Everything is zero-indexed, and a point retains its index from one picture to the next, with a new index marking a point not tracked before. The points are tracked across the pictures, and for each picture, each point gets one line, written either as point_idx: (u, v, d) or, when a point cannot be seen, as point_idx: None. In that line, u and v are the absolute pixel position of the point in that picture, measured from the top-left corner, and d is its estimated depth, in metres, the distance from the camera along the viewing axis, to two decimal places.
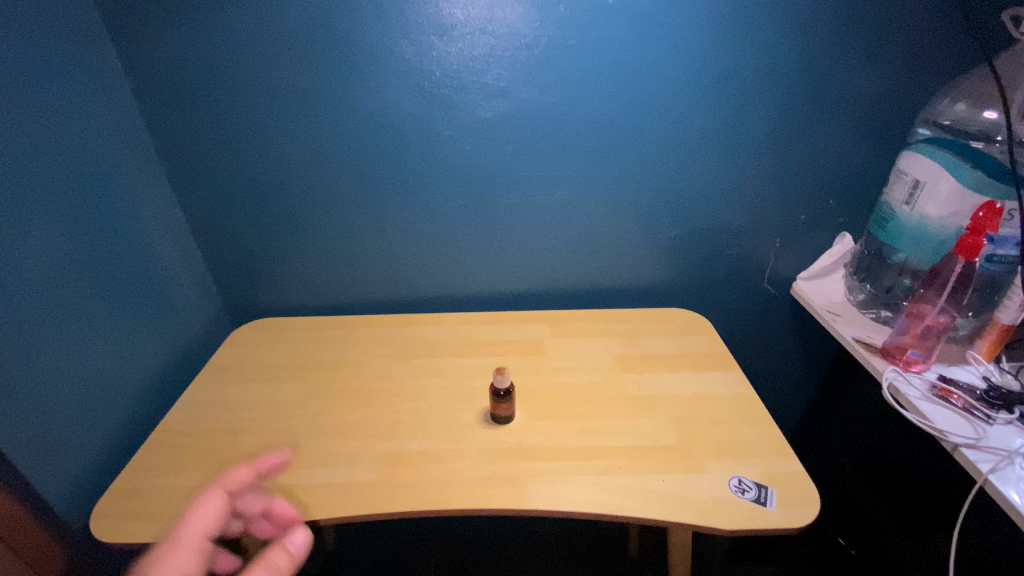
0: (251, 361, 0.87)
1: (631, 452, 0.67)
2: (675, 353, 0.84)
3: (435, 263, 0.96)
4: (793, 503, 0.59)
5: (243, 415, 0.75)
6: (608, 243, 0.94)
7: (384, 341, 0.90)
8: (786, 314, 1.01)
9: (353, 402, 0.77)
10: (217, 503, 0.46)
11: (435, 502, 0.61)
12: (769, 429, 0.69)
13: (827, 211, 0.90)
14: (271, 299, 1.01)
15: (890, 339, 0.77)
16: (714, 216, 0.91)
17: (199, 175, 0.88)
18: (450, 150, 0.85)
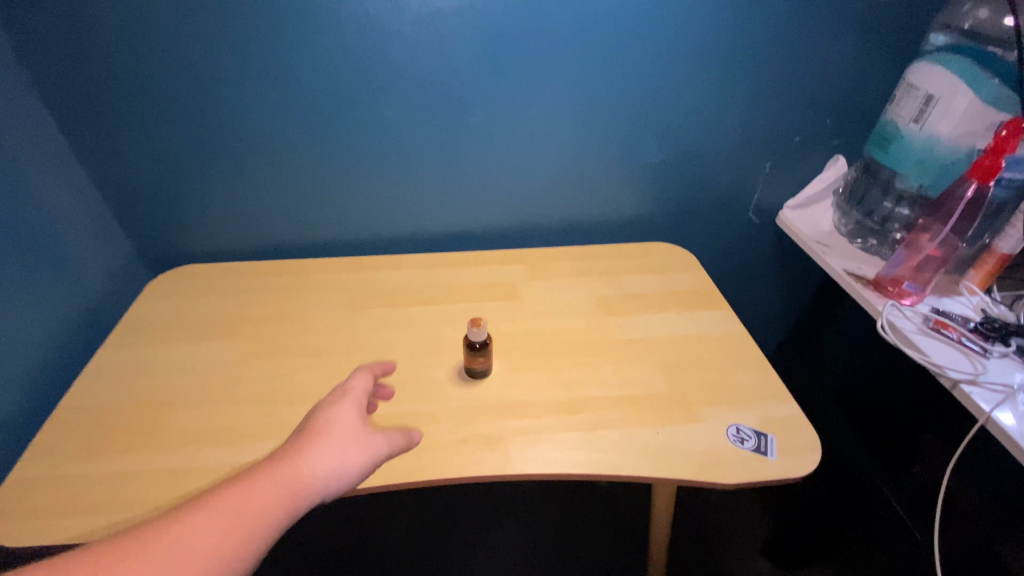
0: (174, 317, 0.73)
1: (621, 403, 0.61)
2: (661, 292, 0.77)
3: (390, 196, 0.83)
4: (794, 450, 0.55)
5: (169, 384, 0.64)
6: (587, 170, 0.84)
7: (335, 288, 0.79)
8: (768, 245, 0.96)
9: (302, 361, 0.66)
10: (369, 381, 0.53)
11: (407, 473, 0.54)
12: (764, 372, 0.64)
13: (822, 131, 0.82)
14: (194, 242, 0.85)
15: (883, 270, 0.72)
16: (703, 138, 0.82)
17: (77, 85, 0.68)
18: (402, 54, 0.69)
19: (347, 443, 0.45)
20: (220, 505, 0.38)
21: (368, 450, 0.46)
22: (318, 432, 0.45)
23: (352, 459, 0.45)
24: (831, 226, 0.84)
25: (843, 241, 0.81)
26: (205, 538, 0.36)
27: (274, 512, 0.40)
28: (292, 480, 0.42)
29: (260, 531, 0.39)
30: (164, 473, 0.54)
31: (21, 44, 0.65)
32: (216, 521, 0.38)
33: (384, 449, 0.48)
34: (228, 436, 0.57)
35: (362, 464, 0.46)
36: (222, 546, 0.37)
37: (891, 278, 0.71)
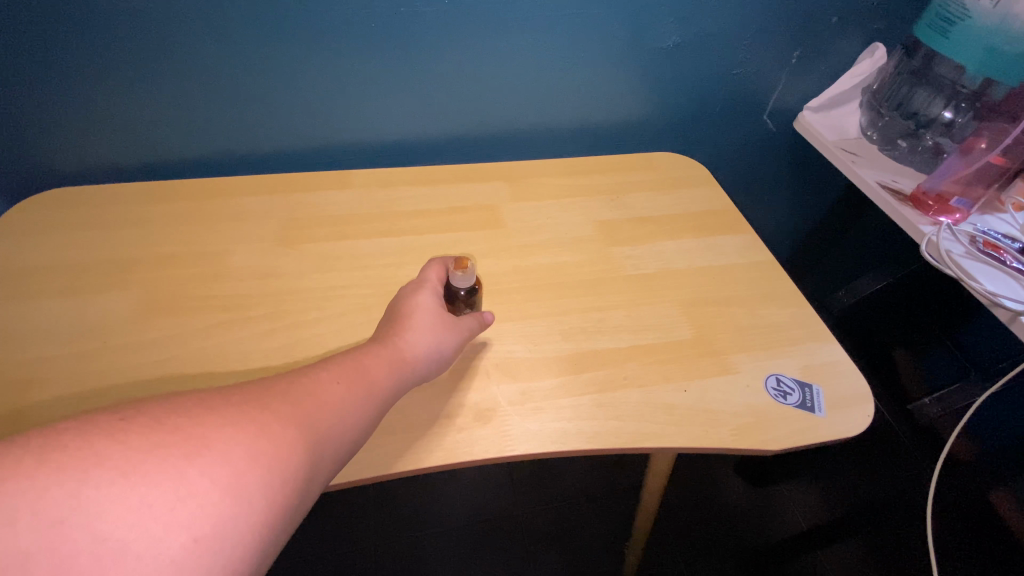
0: (33, 263, 0.54)
1: (639, 355, 0.50)
2: (671, 214, 0.64)
3: (327, 93, 0.63)
4: (844, 403, 0.47)
5: (33, 354, 0.46)
6: (580, 59, 0.66)
7: (260, 217, 0.60)
8: (776, 155, 0.84)
9: (223, 317, 0.50)
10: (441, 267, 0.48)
11: (376, 464, 0.41)
12: (799, 306, 0.54)
13: (865, 11, 0.67)
14: (56, 160, 0.63)
15: (925, 183, 0.62)
16: (724, 17, 0.65)
17: None
18: None
19: (441, 325, 0.42)
20: (339, 370, 0.34)
21: (460, 330, 0.44)
22: (410, 316, 0.42)
23: (447, 341, 0.42)
24: (858, 133, 0.73)
25: (873, 150, 0.71)
26: (343, 395, 0.33)
27: (389, 388, 0.36)
28: (402, 358, 0.39)
29: (382, 404, 0.35)
30: None
31: None
32: (347, 384, 0.33)
33: (473, 329, 0.45)
34: None
35: (455, 347, 0.43)
36: (354, 408, 0.33)
37: (935, 192, 0.61)
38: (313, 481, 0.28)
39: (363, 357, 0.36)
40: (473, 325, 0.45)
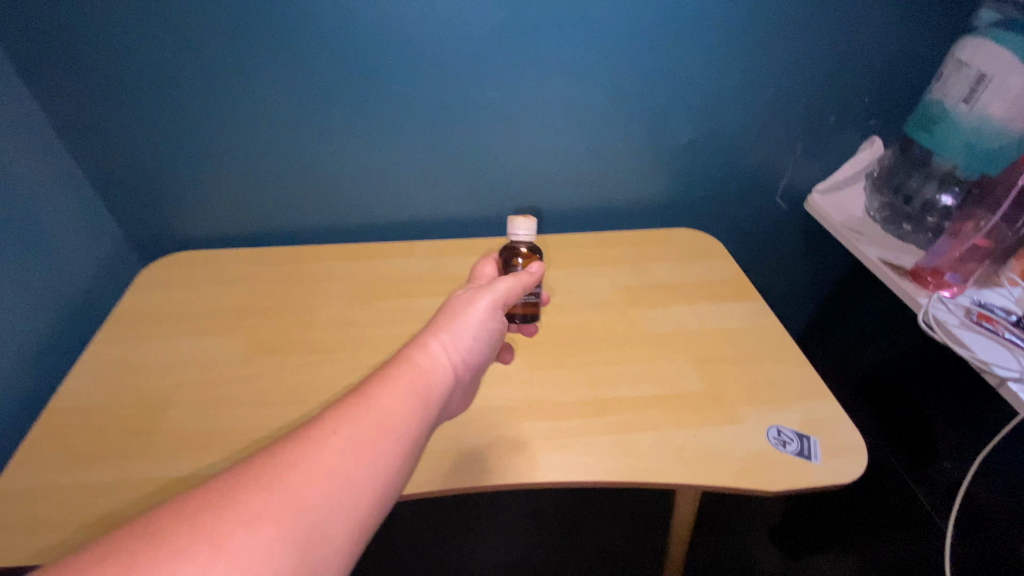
0: (167, 310, 0.68)
1: (655, 404, 0.57)
2: (688, 282, 0.73)
3: (401, 178, 0.78)
4: (839, 453, 0.52)
5: (169, 380, 0.59)
6: (608, 151, 0.79)
7: (341, 277, 0.74)
8: (792, 231, 0.92)
9: (311, 357, 0.62)
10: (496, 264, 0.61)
11: (428, 483, 0.50)
12: (800, 366, 0.61)
13: (858, 111, 0.78)
14: (187, 229, 0.80)
15: (922, 259, 0.69)
16: (731, 117, 0.77)
17: (52, 59, 0.62)
18: (415, 20, 0.63)
19: (466, 296, 0.48)
20: (344, 420, 0.34)
21: (488, 293, 0.49)
22: (442, 303, 0.49)
23: (476, 307, 0.47)
24: (862, 211, 0.81)
25: (876, 227, 0.78)
26: (345, 451, 0.32)
27: (412, 405, 0.37)
28: (426, 356, 0.42)
29: (399, 441, 0.35)
30: (165, 482, 0.49)
31: None
32: (350, 436, 0.33)
33: (505, 283, 0.50)
34: (235, 440, 0.53)
35: (485, 310, 0.48)
36: (369, 454, 0.33)
37: (932, 268, 0.67)
38: (326, 549, 0.29)
39: (371, 393, 0.36)
40: (506, 288, 0.50)
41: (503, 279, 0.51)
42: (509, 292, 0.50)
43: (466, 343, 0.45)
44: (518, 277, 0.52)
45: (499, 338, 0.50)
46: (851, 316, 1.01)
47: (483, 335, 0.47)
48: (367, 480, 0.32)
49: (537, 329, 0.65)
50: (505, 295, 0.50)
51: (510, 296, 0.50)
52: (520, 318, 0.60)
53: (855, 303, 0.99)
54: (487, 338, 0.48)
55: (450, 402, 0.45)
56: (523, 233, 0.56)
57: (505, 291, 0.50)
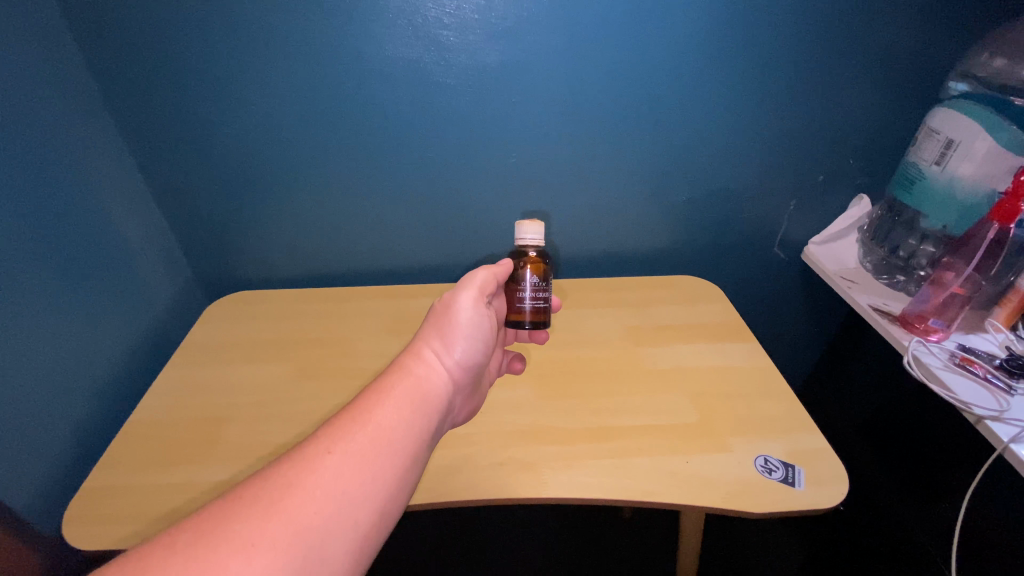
0: (228, 340, 0.79)
1: (652, 432, 0.63)
2: (687, 323, 0.80)
3: (432, 227, 0.89)
4: (821, 482, 0.57)
5: (228, 399, 0.69)
6: (615, 204, 0.88)
7: (376, 314, 0.84)
8: (790, 276, 0.99)
9: (348, 382, 0.71)
10: None
11: (445, 493, 0.56)
12: (788, 401, 0.67)
13: (845, 170, 0.86)
14: (248, 270, 0.92)
15: (909, 306, 0.74)
16: (727, 176, 0.86)
17: (155, 133, 0.76)
18: (447, 100, 0.75)
19: (449, 300, 0.58)
20: (341, 439, 0.43)
21: (465, 289, 0.58)
22: (432, 313, 0.59)
23: (457, 307, 0.58)
24: (856, 262, 0.87)
25: (868, 277, 0.84)
26: (343, 464, 0.41)
27: (406, 409, 0.48)
28: (419, 363, 0.53)
29: (392, 445, 0.44)
30: (225, 484, 0.58)
31: (112, 92, 0.73)
32: (346, 453, 0.42)
33: (483, 283, 0.59)
34: (284, 451, 0.62)
35: (467, 305, 0.58)
36: (365, 463, 0.42)
37: (917, 314, 0.72)
38: (333, 554, 0.38)
39: (365, 410, 0.46)
40: (481, 279, 0.59)
41: (478, 272, 0.60)
42: (485, 282, 0.59)
43: (457, 340, 0.56)
44: (490, 267, 0.60)
45: (491, 327, 0.60)
46: (853, 362, 1.05)
47: (470, 329, 0.57)
48: (365, 490, 0.41)
49: (547, 338, 0.73)
50: (482, 285, 0.59)
51: (486, 285, 0.59)
52: (530, 325, 0.61)
53: (856, 350, 1.04)
54: (477, 331, 0.58)
55: (456, 390, 0.55)
56: (531, 236, 0.63)
57: (481, 283, 0.59)
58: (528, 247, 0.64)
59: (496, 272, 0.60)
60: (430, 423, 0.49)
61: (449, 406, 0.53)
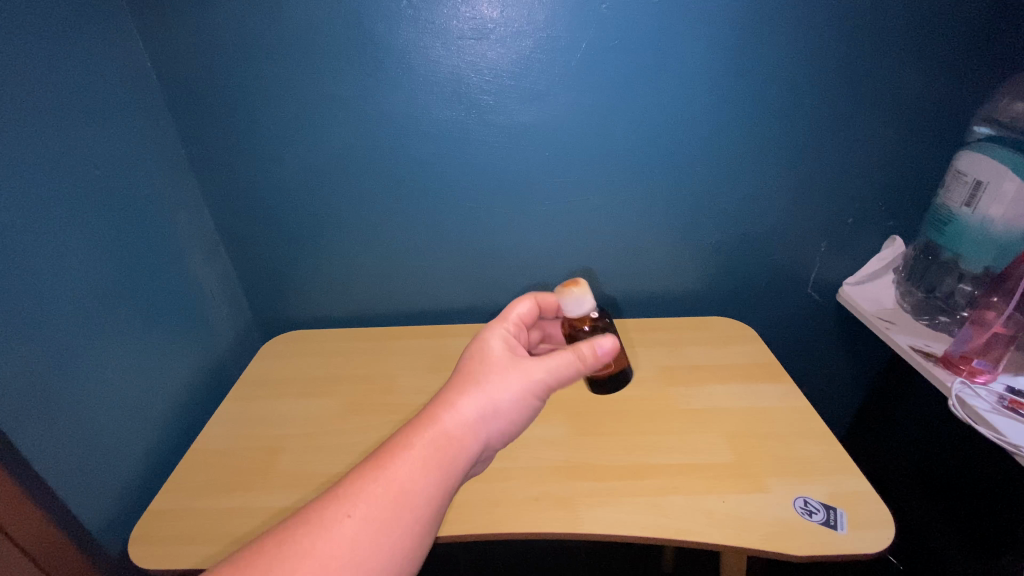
0: (282, 375, 0.85)
1: (688, 469, 0.63)
2: (721, 364, 0.81)
3: (471, 271, 0.94)
4: (865, 527, 0.56)
5: (280, 431, 0.73)
6: (647, 249, 0.91)
7: (418, 353, 0.88)
8: (826, 319, 0.99)
9: (391, 417, 0.74)
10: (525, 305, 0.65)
11: (482, 524, 0.58)
12: (828, 444, 0.66)
13: (874, 213, 0.87)
14: (303, 313, 1.00)
15: (951, 347, 0.73)
16: (757, 220, 0.88)
17: (231, 192, 0.87)
18: (486, 156, 0.82)
19: (515, 363, 0.55)
20: (360, 491, 0.44)
21: (542, 367, 0.55)
22: (484, 361, 0.56)
23: (523, 378, 0.54)
24: (894, 303, 0.88)
25: (908, 318, 0.84)
26: (366, 521, 0.43)
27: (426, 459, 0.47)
28: (457, 417, 0.50)
29: (415, 499, 0.45)
30: (276, 512, 0.61)
31: (196, 156, 0.83)
32: (366, 512, 0.43)
33: (559, 368, 0.55)
34: (332, 481, 0.65)
35: (528, 382, 0.54)
36: (387, 520, 0.43)
37: (960, 355, 0.71)
38: None
39: (391, 457, 0.47)
40: (559, 362, 0.55)
41: (559, 354, 0.56)
42: (564, 371, 0.55)
43: (504, 406, 0.53)
44: (581, 363, 0.56)
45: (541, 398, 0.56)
46: (899, 410, 1.03)
47: (519, 400, 0.53)
48: (383, 552, 0.42)
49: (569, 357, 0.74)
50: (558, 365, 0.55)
51: (565, 374, 0.55)
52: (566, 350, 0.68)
53: (905, 393, 1.01)
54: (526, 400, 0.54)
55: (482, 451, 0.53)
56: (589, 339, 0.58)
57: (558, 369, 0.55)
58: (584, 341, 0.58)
59: (580, 361, 0.56)
60: (449, 477, 0.48)
61: (472, 466, 0.51)
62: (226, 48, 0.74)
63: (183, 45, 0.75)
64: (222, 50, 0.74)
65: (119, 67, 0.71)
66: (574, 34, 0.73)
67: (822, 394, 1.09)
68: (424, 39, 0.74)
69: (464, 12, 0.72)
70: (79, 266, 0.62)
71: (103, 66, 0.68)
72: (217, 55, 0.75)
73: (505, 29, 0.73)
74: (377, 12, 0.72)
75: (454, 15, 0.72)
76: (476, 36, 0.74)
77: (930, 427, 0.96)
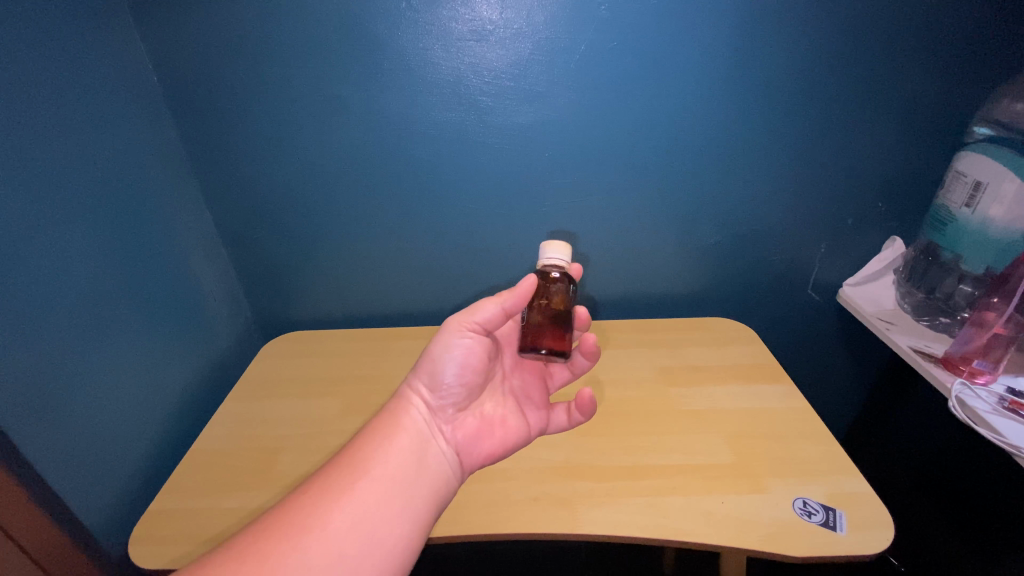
0: (281, 376, 0.85)
1: (688, 470, 0.63)
2: (722, 365, 0.81)
3: (472, 272, 0.94)
4: (865, 528, 0.56)
5: (280, 432, 0.73)
6: (646, 249, 0.91)
7: (418, 353, 0.88)
8: (826, 320, 0.99)
9: None
10: None
11: (481, 524, 0.58)
12: (828, 445, 0.66)
13: (874, 214, 0.87)
14: (304, 313, 1.00)
15: (952, 348, 0.72)
16: (756, 221, 0.88)
17: (232, 193, 0.87)
18: (486, 158, 0.82)
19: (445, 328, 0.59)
20: (340, 489, 0.46)
21: (460, 316, 0.57)
22: None
23: (446, 338, 0.57)
24: (894, 303, 0.88)
25: (908, 319, 0.84)
26: (345, 517, 0.45)
27: (395, 454, 0.51)
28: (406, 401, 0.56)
29: (388, 490, 0.48)
30: None
31: (197, 157, 0.84)
32: (347, 508, 0.45)
33: (483, 309, 0.56)
34: None
35: (453, 337, 0.56)
36: (367, 516, 0.45)
37: (960, 356, 0.70)
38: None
39: None
40: (482, 307, 0.57)
41: (486, 303, 0.57)
42: (485, 314, 0.56)
43: (438, 371, 0.56)
44: (497, 299, 0.57)
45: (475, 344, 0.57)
46: (899, 411, 1.03)
47: (453, 360, 0.56)
48: (360, 547, 0.44)
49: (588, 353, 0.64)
50: (476, 307, 0.57)
51: (480, 310, 0.56)
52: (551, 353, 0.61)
53: (906, 394, 1.01)
54: (457, 355, 0.56)
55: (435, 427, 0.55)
56: (555, 260, 0.59)
57: (479, 312, 0.56)
58: (552, 270, 0.60)
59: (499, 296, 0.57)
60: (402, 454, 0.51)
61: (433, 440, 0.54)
62: (226, 49, 0.75)
63: (183, 47, 0.75)
64: (221, 51, 0.75)
65: (120, 69, 0.71)
66: (573, 35, 0.73)
67: (823, 395, 1.08)
68: (423, 41, 0.74)
69: (463, 14, 0.72)
70: (80, 267, 0.63)
71: (104, 68, 0.69)
72: (216, 56, 0.75)
73: (505, 31, 0.73)
74: (377, 14, 0.72)
75: (454, 16, 0.72)
76: (475, 38, 0.74)
77: (932, 427, 0.96)
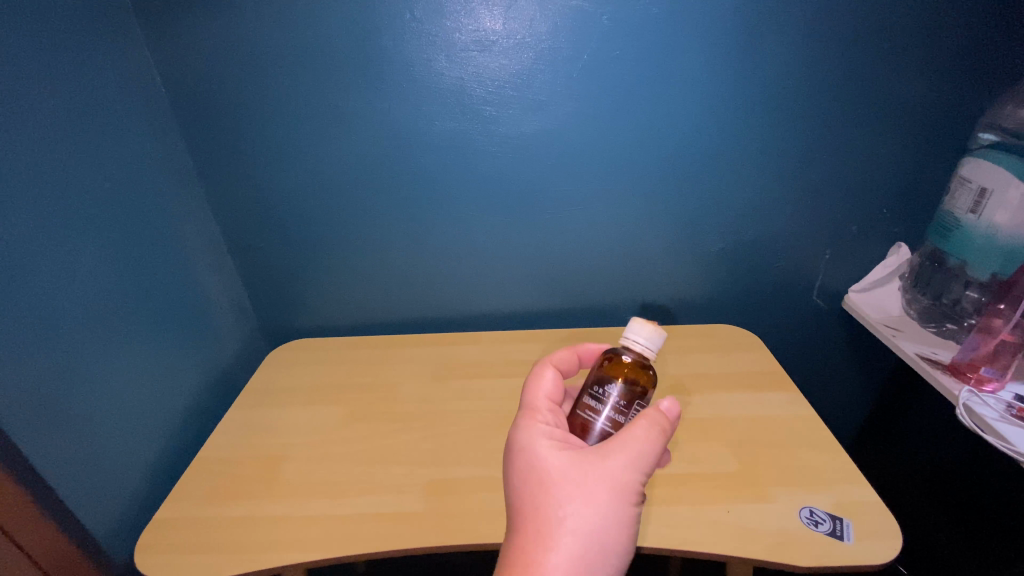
0: (287, 384, 0.85)
1: (694, 479, 0.63)
2: (727, 372, 0.81)
3: (475, 280, 0.94)
4: (872, 537, 0.55)
5: (285, 440, 0.74)
6: (650, 256, 0.91)
7: (422, 361, 0.89)
8: (832, 326, 0.98)
9: (392, 427, 0.75)
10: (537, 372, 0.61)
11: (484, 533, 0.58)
12: (835, 454, 0.65)
13: (879, 219, 0.87)
14: (308, 321, 1.00)
15: (958, 355, 0.72)
16: (760, 227, 0.88)
17: (237, 202, 0.88)
18: (490, 167, 0.83)
19: (598, 452, 0.50)
20: None
21: (622, 459, 0.49)
22: (548, 483, 0.50)
23: (603, 486, 0.48)
24: (900, 310, 0.87)
25: (914, 325, 0.83)
26: None
27: None
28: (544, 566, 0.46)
29: None
30: (280, 519, 0.62)
31: (204, 166, 0.85)
32: None
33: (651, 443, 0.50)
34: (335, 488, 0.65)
35: (615, 487, 0.49)
36: None
37: (967, 363, 0.70)
38: None
39: None
40: (643, 443, 0.50)
41: (640, 434, 0.50)
42: (649, 456, 0.50)
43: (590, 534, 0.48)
44: (658, 430, 0.51)
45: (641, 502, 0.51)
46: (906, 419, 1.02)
47: (610, 517, 0.49)
48: None
49: None
50: (639, 445, 0.50)
51: (648, 456, 0.50)
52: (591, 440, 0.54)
53: (913, 401, 1.00)
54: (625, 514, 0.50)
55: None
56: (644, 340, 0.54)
57: (647, 454, 0.50)
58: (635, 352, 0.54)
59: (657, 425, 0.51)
60: None
61: None
62: (232, 59, 0.75)
63: (191, 57, 0.76)
64: (228, 62, 0.76)
65: (128, 80, 0.73)
66: (575, 45, 0.73)
67: (830, 402, 1.07)
68: (427, 51, 0.75)
69: (467, 25, 0.73)
70: (88, 277, 0.63)
71: (112, 78, 0.70)
72: (223, 67, 0.76)
73: (509, 42, 0.74)
74: (381, 26, 0.73)
75: (458, 28, 0.73)
76: (479, 49, 0.74)
77: (940, 434, 0.95)
